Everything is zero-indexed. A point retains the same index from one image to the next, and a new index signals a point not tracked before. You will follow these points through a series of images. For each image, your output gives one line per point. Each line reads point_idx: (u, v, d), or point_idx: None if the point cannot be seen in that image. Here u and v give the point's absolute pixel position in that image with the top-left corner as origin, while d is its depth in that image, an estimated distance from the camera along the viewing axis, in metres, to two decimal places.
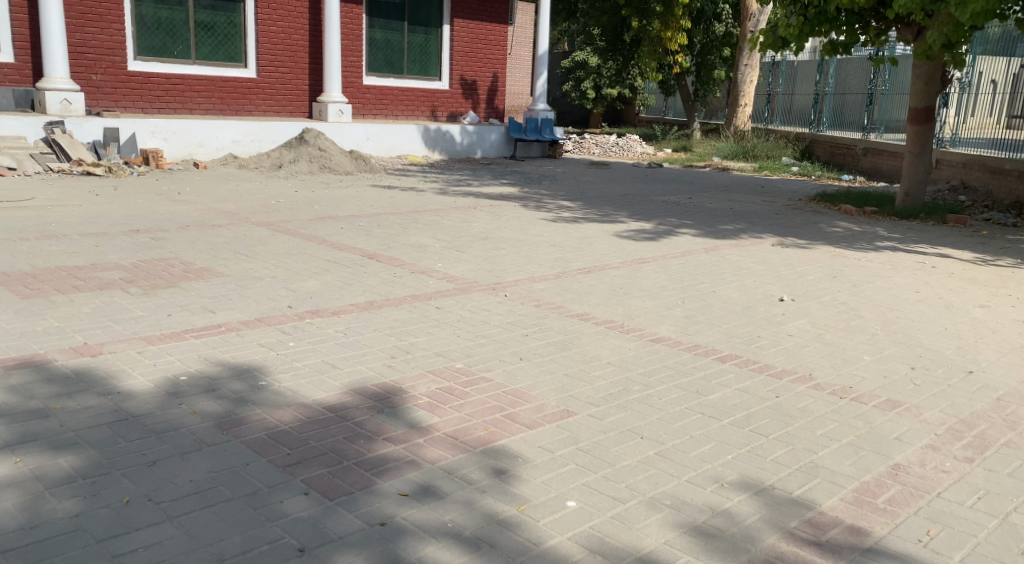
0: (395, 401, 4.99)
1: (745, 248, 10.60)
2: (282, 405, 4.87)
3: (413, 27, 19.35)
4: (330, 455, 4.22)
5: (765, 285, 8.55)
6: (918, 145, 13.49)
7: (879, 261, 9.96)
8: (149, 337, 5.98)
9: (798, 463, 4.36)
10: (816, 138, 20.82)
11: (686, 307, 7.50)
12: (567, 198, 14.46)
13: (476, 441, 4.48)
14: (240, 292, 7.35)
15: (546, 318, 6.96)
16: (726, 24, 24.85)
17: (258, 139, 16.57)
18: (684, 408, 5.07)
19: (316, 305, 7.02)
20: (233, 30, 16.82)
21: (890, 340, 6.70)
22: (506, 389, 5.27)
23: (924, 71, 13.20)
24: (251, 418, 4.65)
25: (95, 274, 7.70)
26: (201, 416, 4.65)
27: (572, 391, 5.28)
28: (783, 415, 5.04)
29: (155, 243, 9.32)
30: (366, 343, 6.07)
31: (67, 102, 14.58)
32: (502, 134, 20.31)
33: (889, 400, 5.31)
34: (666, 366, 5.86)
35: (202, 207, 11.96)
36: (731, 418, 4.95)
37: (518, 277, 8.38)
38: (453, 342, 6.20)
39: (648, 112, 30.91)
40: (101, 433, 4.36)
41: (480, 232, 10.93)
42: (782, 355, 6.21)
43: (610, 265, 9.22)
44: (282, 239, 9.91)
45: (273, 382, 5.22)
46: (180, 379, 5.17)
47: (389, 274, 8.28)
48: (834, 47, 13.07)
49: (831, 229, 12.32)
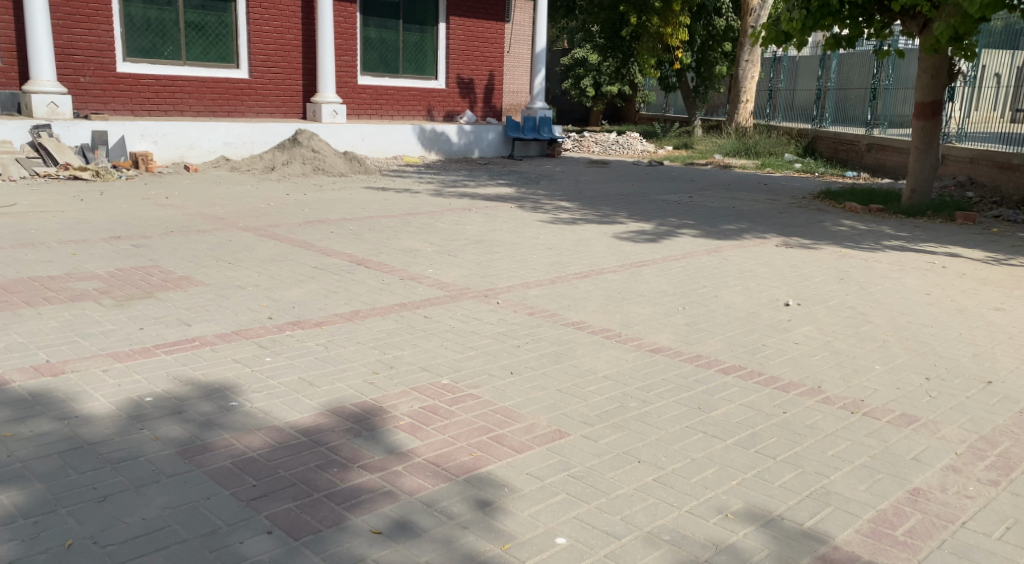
0: (375, 422, 4.65)
1: (748, 249, 10.25)
2: (253, 428, 4.53)
3: (408, 26, 19.00)
4: (298, 487, 3.89)
5: (769, 289, 8.19)
6: (924, 141, 13.11)
7: (887, 262, 9.60)
8: (117, 353, 5.64)
9: (808, 489, 4.01)
10: (819, 134, 20.47)
11: (687, 314, 7.15)
12: (564, 198, 14.13)
13: (460, 468, 4.13)
14: (219, 302, 7.01)
15: (539, 328, 6.61)
16: (727, 18, 24.69)
17: (250, 140, 16.24)
18: (685, 427, 4.72)
19: (298, 316, 6.68)
20: (224, 30, 16.47)
21: (902, 348, 6.34)
22: (494, 408, 4.93)
23: (929, 64, 12.81)
24: (218, 443, 4.31)
25: (69, 285, 7.36)
26: (162, 442, 4.31)
27: (565, 409, 4.93)
28: (791, 432, 4.69)
29: (136, 251, 8.98)
30: (348, 357, 5.72)
31: (54, 105, 14.23)
32: (500, 133, 19.96)
33: (903, 415, 4.95)
34: (666, 380, 5.51)
35: (190, 211, 11.63)
36: (736, 437, 4.60)
37: (511, 283, 8.04)
38: (440, 355, 5.85)
39: (648, 109, 30.60)
40: (52, 463, 4.03)
41: (474, 234, 10.60)
42: (789, 366, 5.86)
43: (607, 269, 8.87)
44: (269, 244, 9.58)
45: (245, 402, 4.87)
46: (145, 401, 4.83)
47: (378, 281, 7.95)
48: (838, 41, 12.71)
49: (836, 228, 11.97)
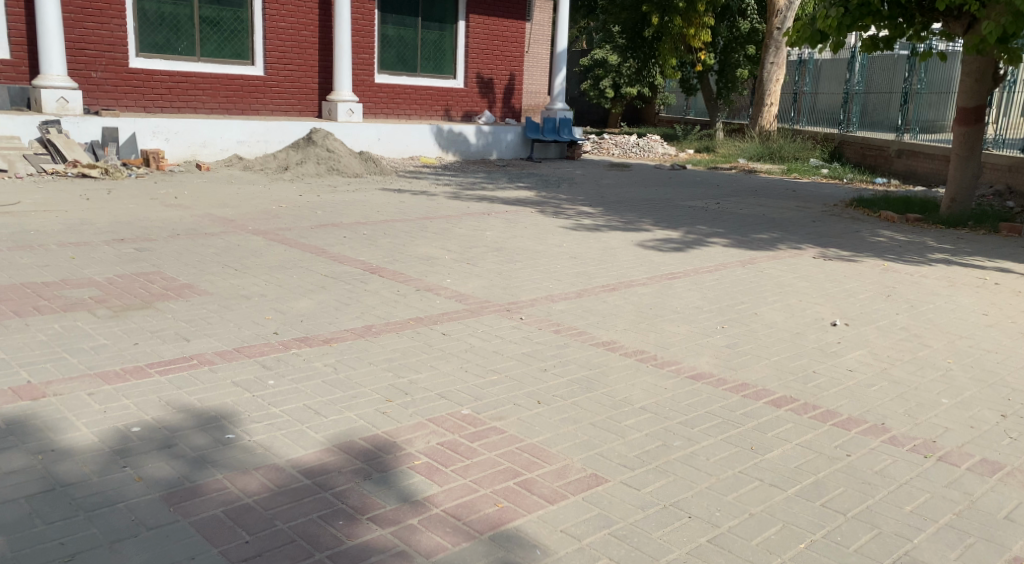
0: (387, 462, 4.13)
1: (784, 261, 9.67)
2: (250, 468, 4.00)
3: (427, 24, 18.47)
4: (298, 545, 3.40)
5: (812, 306, 7.62)
6: (965, 148, 12.53)
7: (934, 277, 9.00)
8: (107, 373, 5.11)
9: (889, 558, 3.56)
10: (845, 139, 19.80)
11: (726, 334, 6.59)
12: (586, 203, 13.58)
13: (483, 522, 3.64)
14: (221, 314, 6.49)
15: (566, 348, 6.07)
16: (751, 19, 24.09)
17: (264, 139, 15.74)
18: (737, 473, 4.21)
19: (306, 332, 6.17)
20: (240, 26, 15.98)
21: (969, 378, 5.79)
22: (521, 445, 4.40)
23: (973, 67, 12.20)
24: (211, 486, 3.78)
25: (63, 292, 6.86)
26: (147, 483, 3.78)
27: (601, 448, 4.41)
28: (859, 481, 4.18)
29: (139, 255, 8.50)
30: (358, 382, 5.17)
31: (64, 100, 13.79)
32: (519, 134, 19.43)
33: (984, 461, 4.46)
34: (710, 414, 4.96)
35: (198, 213, 11.14)
36: (798, 487, 4.09)
37: (535, 296, 7.51)
38: (459, 380, 5.30)
39: (668, 112, 29.94)
40: (17, 510, 3.52)
41: (493, 242, 10.06)
42: (846, 399, 5.30)
43: (636, 281, 8.31)
44: (278, 249, 9.08)
45: (244, 436, 4.34)
46: (132, 431, 4.29)
47: (392, 292, 7.43)
48: (875, 43, 12.12)
49: (875, 239, 11.38)
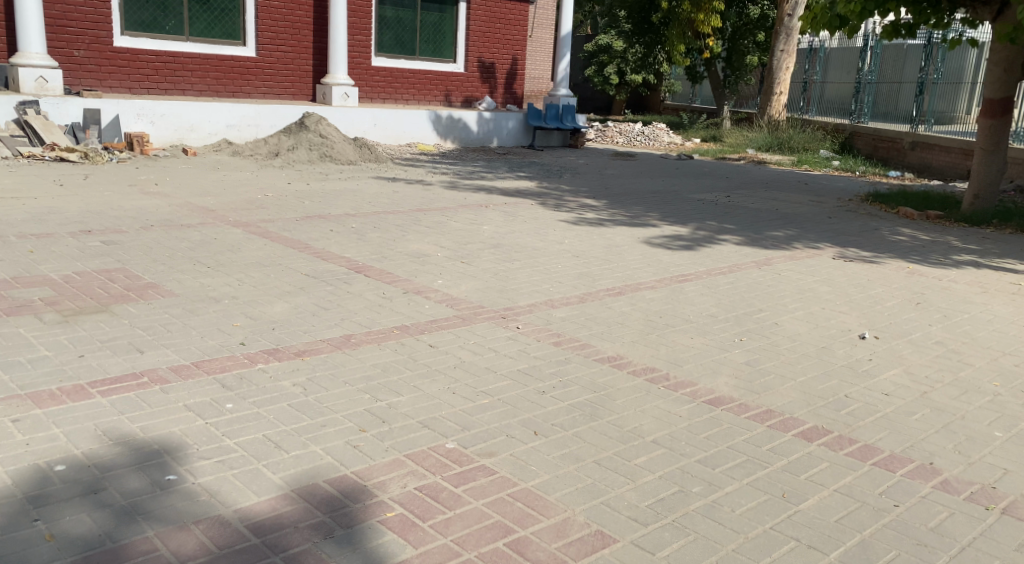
0: (353, 514, 3.48)
1: (802, 261, 9.00)
2: (188, 521, 3.37)
3: (427, 5, 17.73)
4: None
5: (837, 315, 6.95)
6: (991, 142, 11.80)
7: (965, 282, 8.34)
8: (39, 393, 4.45)
9: None
10: (857, 130, 19.09)
11: (746, 349, 5.93)
12: (589, 195, 12.91)
13: None
14: (184, 321, 5.82)
15: (567, 364, 5.40)
16: (761, 5, 23.13)
17: (255, 123, 15.00)
18: (769, 530, 3.57)
19: (277, 342, 5.50)
20: (230, 5, 15.26)
21: (1021, 406, 5.12)
22: (513, 491, 3.74)
23: (1003, 56, 11.44)
24: (136, 549, 3.18)
25: (11, 293, 6.20)
26: (58, 544, 3.19)
27: (607, 496, 3.74)
28: (915, 542, 3.54)
29: (105, 249, 7.82)
30: (329, 407, 4.50)
31: (43, 80, 13.07)
32: (520, 122, 18.68)
33: None
34: (733, 450, 4.29)
35: (177, 202, 10.46)
36: (843, 550, 3.46)
37: (533, 300, 6.85)
38: (445, 404, 4.64)
39: (673, 100, 29.24)
40: None
41: (491, 237, 9.39)
42: (887, 431, 4.64)
43: (644, 284, 7.65)
44: (258, 244, 8.40)
45: (188, 477, 3.69)
46: (54, 472, 3.65)
47: (377, 295, 6.77)
48: (896, 30, 11.38)
49: (896, 237, 10.70)
